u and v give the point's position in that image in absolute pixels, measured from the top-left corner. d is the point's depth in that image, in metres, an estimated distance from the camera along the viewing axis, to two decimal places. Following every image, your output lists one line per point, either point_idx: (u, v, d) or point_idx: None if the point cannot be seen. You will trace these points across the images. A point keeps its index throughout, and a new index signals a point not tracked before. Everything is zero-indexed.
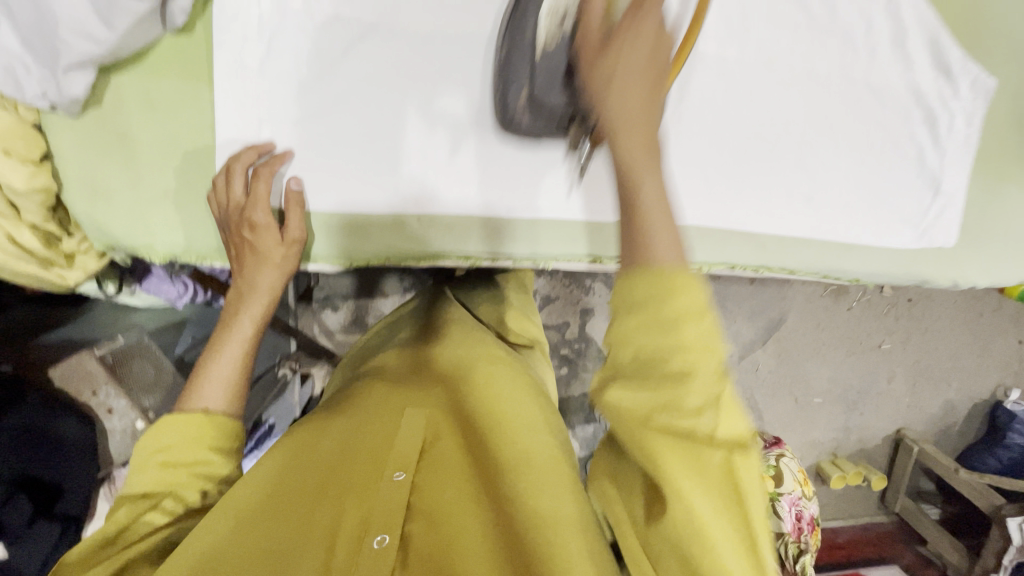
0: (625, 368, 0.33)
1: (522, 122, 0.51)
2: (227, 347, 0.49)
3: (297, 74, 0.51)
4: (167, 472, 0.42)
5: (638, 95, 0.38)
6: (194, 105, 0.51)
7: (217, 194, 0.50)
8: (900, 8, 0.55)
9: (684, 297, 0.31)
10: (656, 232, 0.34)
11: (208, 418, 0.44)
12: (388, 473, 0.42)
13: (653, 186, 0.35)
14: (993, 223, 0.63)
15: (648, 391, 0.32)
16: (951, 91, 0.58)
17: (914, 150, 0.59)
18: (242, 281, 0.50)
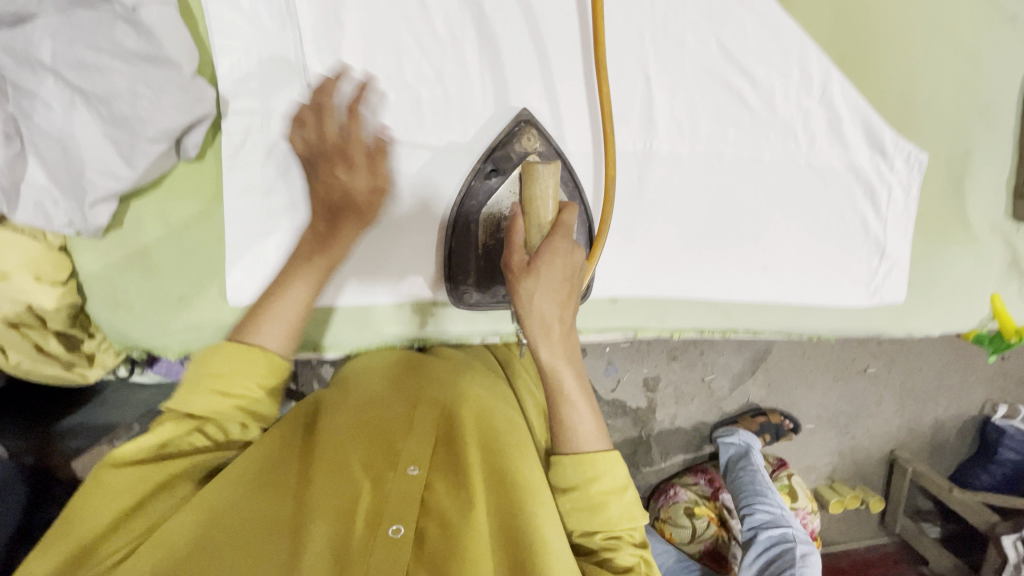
0: (574, 477, 0.50)
1: (468, 297, 0.61)
2: (284, 306, 0.50)
3: (299, 190, 0.57)
4: (215, 400, 0.47)
5: (564, 313, 0.48)
6: (208, 221, 0.57)
7: (319, 94, 0.51)
8: (833, 98, 0.61)
9: (606, 480, 0.50)
10: (578, 421, 0.50)
11: (267, 358, 0.48)
12: (402, 468, 0.50)
13: (571, 381, 0.49)
14: (939, 277, 0.69)
15: (586, 506, 0.50)
16: (888, 166, 0.64)
17: (859, 220, 0.65)
18: (319, 220, 0.52)
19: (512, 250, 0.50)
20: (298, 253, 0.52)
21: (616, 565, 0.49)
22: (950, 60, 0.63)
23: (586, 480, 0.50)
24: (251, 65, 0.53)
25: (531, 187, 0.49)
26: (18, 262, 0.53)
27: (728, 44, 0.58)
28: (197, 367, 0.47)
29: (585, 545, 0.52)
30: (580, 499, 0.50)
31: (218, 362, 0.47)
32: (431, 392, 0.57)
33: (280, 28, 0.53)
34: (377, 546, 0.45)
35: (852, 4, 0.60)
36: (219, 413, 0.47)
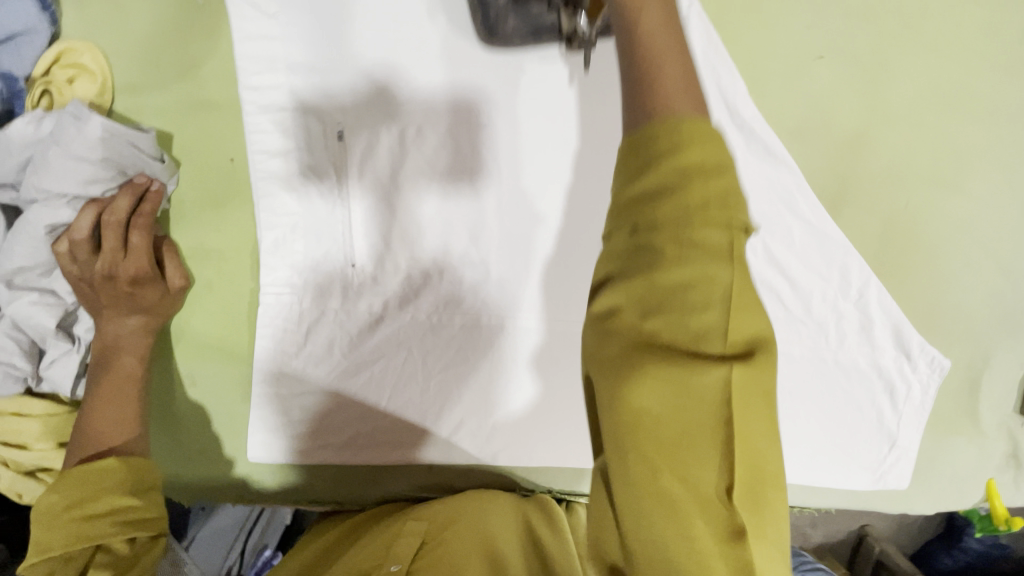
0: (650, 161, 0.32)
1: (508, 25, 0.47)
2: (114, 387, 0.47)
3: (329, 359, 0.55)
4: (85, 528, 0.42)
5: (663, 39, 0.34)
6: (235, 384, 0.55)
7: (73, 232, 0.43)
8: (868, 303, 0.62)
9: (701, 148, 0.31)
10: (669, 80, 0.33)
11: (121, 461, 0.45)
12: (386, 567, 0.48)
13: (656, 12, 0.34)
14: (941, 466, 0.71)
15: (665, 305, 0.31)
16: (910, 367, 0.65)
17: (874, 413, 0.66)
18: (107, 323, 0.47)
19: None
20: (102, 353, 0.47)
21: (694, 326, 0.31)
22: (988, 272, 0.63)
23: (661, 151, 0.31)
24: (297, 240, 0.52)
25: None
26: (37, 429, 0.48)
27: (773, 249, 0.58)
28: (45, 507, 0.43)
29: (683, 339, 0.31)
30: (637, 259, 0.32)
31: (77, 490, 0.43)
32: (428, 508, 0.56)
33: (328, 204, 0.51)
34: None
35: (901, 215, 0.60)
36: (92, 539, 0.42)
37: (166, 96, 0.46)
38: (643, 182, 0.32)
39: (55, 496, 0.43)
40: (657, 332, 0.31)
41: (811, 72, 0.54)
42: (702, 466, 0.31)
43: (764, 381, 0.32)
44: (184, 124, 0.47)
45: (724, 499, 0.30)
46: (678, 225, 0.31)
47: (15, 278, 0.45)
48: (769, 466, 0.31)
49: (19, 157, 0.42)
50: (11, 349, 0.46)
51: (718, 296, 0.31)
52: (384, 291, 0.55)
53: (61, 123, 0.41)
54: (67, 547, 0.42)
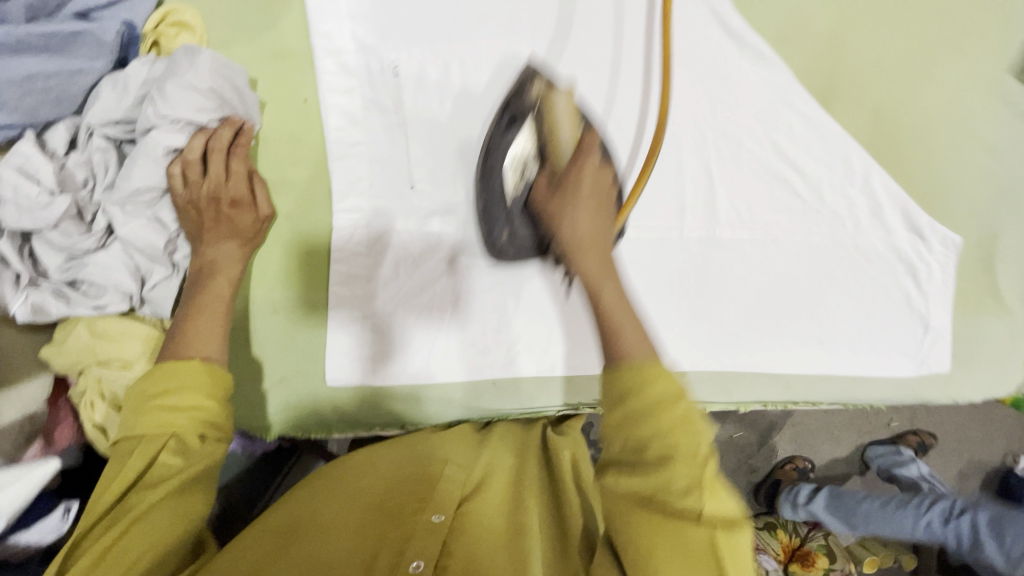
0: (626, 398, 0.41)
1: (508, 254, 0.59)
2: (203, 303, 0.50)
3: (396, 277, 0.61)
4: (165, 416, 0.44)
5: (617, 304, 0.46)
6: (314, 306, 0.60)
7: (187, 153, 0.50)
8: (874, 188, 0.68)
9: (659, 384, 0.41)
10: (619, 326, 0.45)
11: (210, 365, 0.47)
12: (429, 515, 0.47)
13: (611, 290, 0.46)
14: (977, 347, 0.74)
15: (637, 463, 0.40)
16: (926, 247, 0.70)
17: (902, 297, 0.70)
18: (205, 246, 0.51)
19: (540, 175, 0.52)
20: (198, 273, 0.51)
21: (678, 490, 0.38)
22: (974, 153, 0.70)
23: (640, 388, 0.41)
24: (363, 167, 0.59)
25: (550, 116, 0.54)
26: (138, 350, 0.52)
27: (780, 143, 0.65)
28: (139, 390, 0.45)
29: (644, 471, 0.40)
30: (631, 462, 0.40)
31: (163, 381, 0.45)
32: (463, 459, 0.56)
33: (388, 133, 0.59)
34: (413, 543, 0.44)
35: (888, 106, 0.67)
36: (168, 426, 0.43)
37: (252, 47, 0.55)
38: (617, 411, 0.41)
39: (145, 383, 0.45)
40: (648, 503, 0.39)
41: None
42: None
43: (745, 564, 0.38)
44: (268, 70, 0.56)
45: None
46: (654, 446, 0.39)
47: (127, 204, 0.50)
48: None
49: (134, 92, 0.50)
50: (119, 270, 0.51)
51: (700, 505, 0.38)
52: (441, 209, 0.61)
53: (175, 60, 0.49)
54: (148, 429, 0.43)
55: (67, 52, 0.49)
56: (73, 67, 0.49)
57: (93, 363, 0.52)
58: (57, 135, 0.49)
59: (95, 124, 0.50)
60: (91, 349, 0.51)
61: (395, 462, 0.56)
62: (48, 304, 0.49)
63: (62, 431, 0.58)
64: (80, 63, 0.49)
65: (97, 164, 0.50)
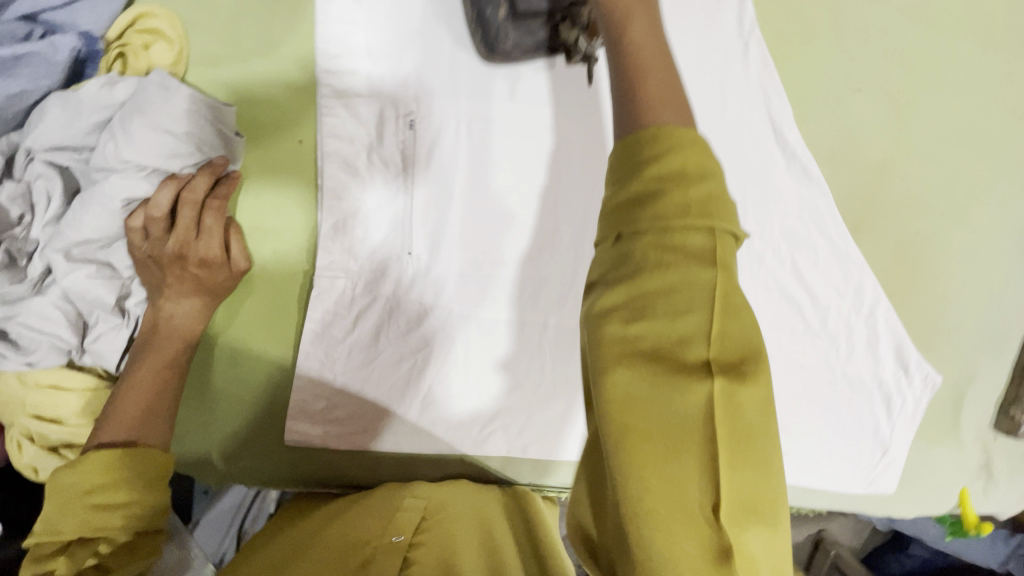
0: (645, 156, 0.33)
1: (506, 44, 0.46)
2: (153, 374, 0.44)
3: (376, 343, 0.56)
4: (96, 518, 0.38)
5: (655, 63, 0.36)
6: (281, 362, 0.55)
7: (151, 207, 0.42)
8: (877, 320, 0.67)
9: (694, 184, 0.32)
10: (642, 69, 0.36)
11: (149, 451, 0.41)
12: (390, 534, 0.48)
13: (640, 25, 0.37)
14: (922, 473, 0.77)
15: (643, 278, 0.32)
16: (907, 381, 0.70)
17: (872, 424, 0.71)
18: (164, 304, 0.45)
19: None
20: (147, 337, 0.45)
21: (676, 284, 0.31)
22: (980, 299, 0.69)
23: (654, 155, 0.33)
24: (357, 226, 0.52)
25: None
26: (75, 405, 0.46)
27: (801, 265, 0.62)
28: (64, 483, 0.39)
29: (653, 274, 0.32)
30: (626, 266, 0.33)
31: (100, 474, 0.39)
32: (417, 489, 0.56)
33: (390, 191, 0.52)
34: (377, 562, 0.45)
35: (914, 240, 0.65)
36: (101, 529, 0.38)
37: (244, 73, 0.47)
38: (637, 184, 0.33)
39: (75, 477, 0.39)
40: (637, 344, 0.32)
41: (851, 103, 0.58)
42: (690, 474, 0.30)
43: (741, 401, 0.31)
44: (260, 103, 0.48)
45: (710, 500, 0.30)
46: (658, 270, 0.32)
47: (74, 249, 0.43)
48: (757, 443, 0.31)
49: (89, 117, 0.41)
50: (58, 321, 0.44)
51: (706, 305, 0.31)
52: (436, 280, 0.55)
53: (146, 90, 0.41)
54: (80, 533, 0.38)
55: (3, 71, 0.40)
56: (11, 91, 0.40)
57: (22, 414, 0.46)
58: None
59: (39, 148, 0.42)
60: (21, 399, 0.46)
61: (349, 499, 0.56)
62: None
63: None
64: (21, 85, 0.40)
65: (37, 194, 0.42)
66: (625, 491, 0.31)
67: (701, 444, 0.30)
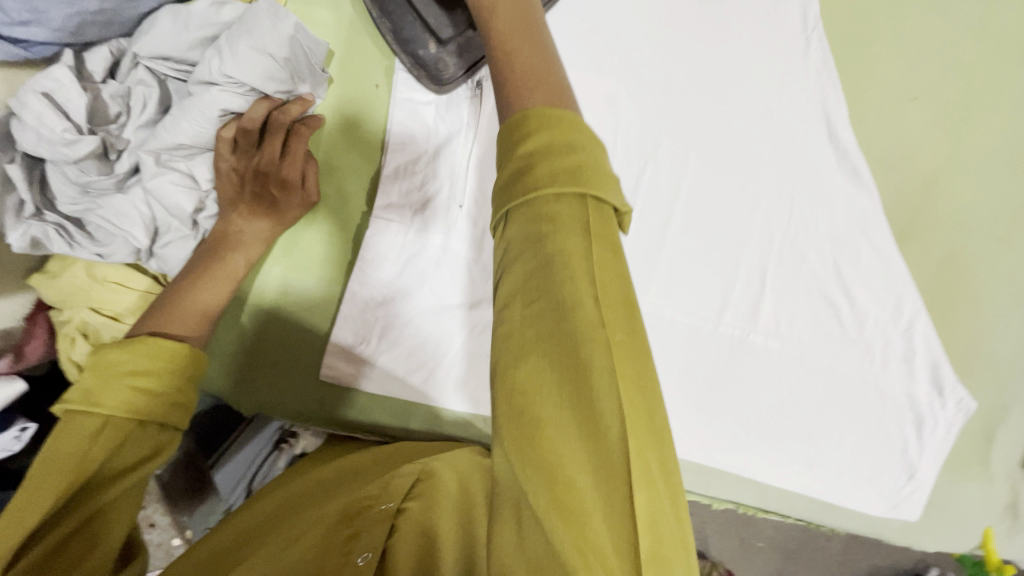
0: (525, 127, 0.32)
1: (448, 71, 0.52)
2: (215, 278, 0.47)
3: (418, 290, 0.58)
4: (134, 399, 0.41)
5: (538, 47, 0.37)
6: (329, 298, 0.58)
7: (245, 120, 0.45)
8: (915, 335, 0.65)
9: (543, 134, 0.31)
10: (516, 51, 0.37)
11: (188, 351, 0.44)
12: (378, 504, 0.48)
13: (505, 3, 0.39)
14: (947, 503, 0.74)
15: (526, 248, 0.29)
16: (940, 403, 0.68)
17: (901, 443, 0.69)
18: (236, 217, 0.48)
19: None
20: (215, 243, 0.47)
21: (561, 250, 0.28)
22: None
23: (525, 135, 0.32)
24: (415, 174, 0.55)
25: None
26: (131, 303, 0.49)
27: (843, 268, 0.62)
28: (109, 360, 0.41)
29: (524, 256, 0.29)
30: (514, 247, 0.30)
31: (142, 359, 0.42)
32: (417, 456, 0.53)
33: (454, 146, 0.55)
34: (364, 534, 0.45)
35: (959, 257, 0.64)
36: (138, 408, 0.41)
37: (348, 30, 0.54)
38: (514, 162, 0.31)
39: (125, 356, 0.42)
40: (529, 322, 0.29)
41: (905, 112, 0.60)
42: (602, 453, 0.26)
43: (636, 418, 0.27)
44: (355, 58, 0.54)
45: (612, 462, 0.26)
46: (541, 218, 0.29)
47: (163, 154, 0.46)
48: (661, 470, 0.27)
49: (197, 32, 0.45)
50: (134, 220, 0.46)
51: (593, 282, 0.29)
52: (482, 231, 0.57)
53: (253, 12, 0.44)
54: (116, 409, 0.40)
55: None
56: None
57: (84, 306, 0.49)
58: (99, 56, 0.45)
59: (143, 55, 0.45)
60: (87, 291, 0.48)
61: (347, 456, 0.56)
62: (51, 240, 0.45)
63: (32, 346, 0.56)
64: None
65: (136, 99, 0.46)
66: (542, 468, 0.27)
67: (605, 457, 0.26)
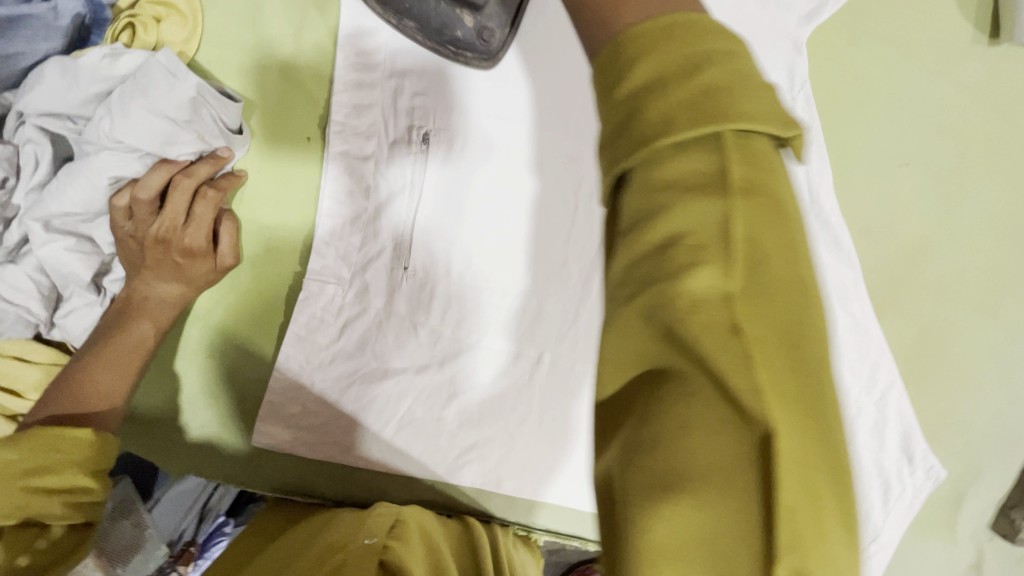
0: (619, 70, 0.24)
1: (497, 37, 0.42)
2: (122, 353, 0.43)
3: (358, 353, 0.54)
4: (34, 500, 0.35)
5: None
6: (259, 361, 0.54)
7: (140, 189, 0.40)
8: (889, 406, 0.62)
9: (652, 52, 0.23)
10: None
11: (97, 436, 0.39)
12: (359, 541, 0.43)
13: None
14: (908, 564, 0.72)
15: (656, 195, 0.21)
16: (909, 473, 0.63)
17: (867, 513, 0.65)
18: (139, 283, 0.43)
19: None
20: (120, 312, 0.43)
21: (680, 221, 0.21)
22: (1002, 399, 0.64)
23: (629, 60, 0.24)
24: (355, 230, 0.50)
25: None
26: (35, 379, 0.44)
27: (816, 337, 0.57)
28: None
29: (660, 203, 0.21)
30: (635, 198, 0.22)
31: (36, 451, 0.36)
32: (384, 508, 0.51)
33: (398, 202, 0.50)
34: (349, 564, 0.40)
35: (939, 327, 0.61)
36: (37, 511, 0.35)
37: (266, 63, 0.47)
38: (628, 80, 0.23)
39: (14, 456, 0.35)
40: (660, 291, 0.20)
41: (893, 174, 0.55)
42: (726, 508, 0.19)
43: (796, 457, 0.18)
44: (276, 95, 0.48)
45: (762, 541, 0.18)
46: (652, 180, 0.22)
47: (54, 220, 0.41)
48: (838, 517, 0.19)
49: (87, 87, 0.39)
50: (28, 292, 0.42)
51: (737, 245, 0.20)
52: (428, 291, 0.52)
53: (149, 72, 0.38)
54: (8, 515, 0.34)
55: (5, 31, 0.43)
56: (9, 52, 0.43)
57: None
58: None
59: (30, 111, 0.40)
60: None
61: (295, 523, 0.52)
62: None
63: None
64: (20, 47, 0.43)
65: (27, 158, 0.40)
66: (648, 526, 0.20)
67: (745, 531, 0.18)
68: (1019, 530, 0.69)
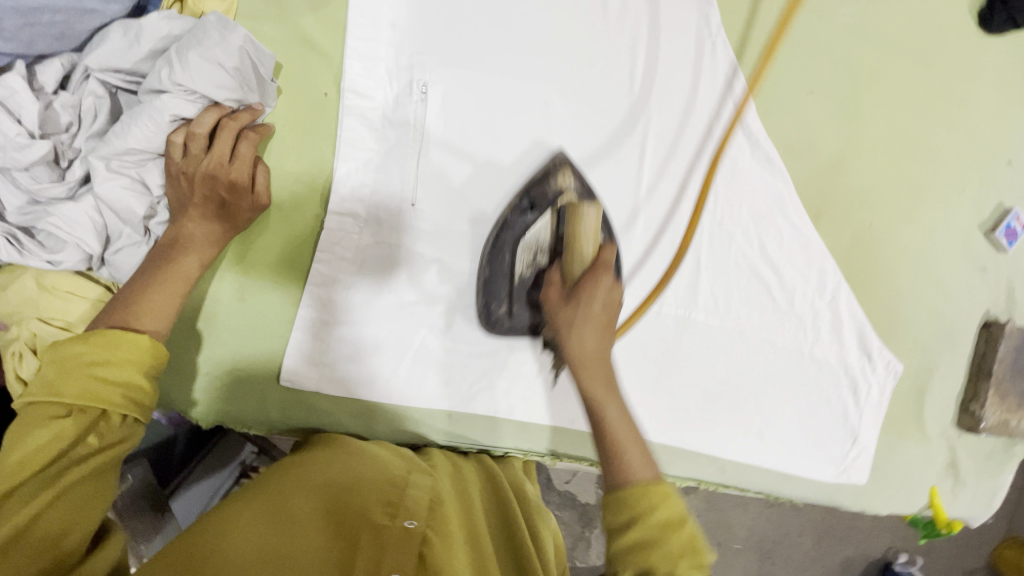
0: (625, 516, 0.42)
1: (501, 327, 0.61)
2: (172, 281, 0.47)
3: (374, 289, 0.59)
4: (96, 388, 0.41)
5: (631, 438, 0.46)
6: (283, 302, 0.59)
7: (194, 125, 0.48)
8: (840, 306, 0.72)
9: (664, 507, 0.42)
10: (623, 448, 0.45)
11: (151, 343, 0.44)
12: (402, 521, 0.49)
13: (615, 413, 0.47)
14: (890, 467, 0.78)
15: (642, 539, 0.41)
16: (870, 368, 0.74)
17: (841, 410, 0.74)
18: (186, 221, 0.49)
19: (554, 283, 0.54)
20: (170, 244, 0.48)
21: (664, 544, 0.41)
22: (931, 295, 0.75)
23: (622, 526, 0.42)
24: (367, 175, 0.58)
25: (576, 222, 0.55)
26: (85, 311, 0.49)
27: (767, 247, 0.69)
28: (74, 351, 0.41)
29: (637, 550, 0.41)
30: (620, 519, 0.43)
31: (102, 350, 0.42)
32: (420, 480, 0.55)
33: (404, 148, 0.58)
34: (390, 554, 0.46)
35: (868, 235, 0.72)
36: (99, 398, 0.41)
37: (288, 38, 0.57)
38: (626, 536, 0.42)
39: (83, 348, 0.41)
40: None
41: (803, 103, 0.68)
42: None
43: None
44: (295, 62, 0.57)
45: None
46: (646, 556, 0.41)
47: (112, 160, 0.49)
48: None
49: (148, 45, 0.49)
50: (84, 227, 0.48)
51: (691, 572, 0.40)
52: (436, 226, 0.60)
53: (204, 28, 0.49)
54: (75, 398, 0.40)
55: None
56: (86, 7, 0.49)
57: (32, 316, 0.49)
58: (49, 71, 0.49)
59: (94, 68, 0.49)
60: (36, 302, 0.49)
61: (343, 458, 0.56)
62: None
63: None
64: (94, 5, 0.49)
65: (87, 110, 0.49)
66: None
67: None
68: (979, 421, 0.77)
